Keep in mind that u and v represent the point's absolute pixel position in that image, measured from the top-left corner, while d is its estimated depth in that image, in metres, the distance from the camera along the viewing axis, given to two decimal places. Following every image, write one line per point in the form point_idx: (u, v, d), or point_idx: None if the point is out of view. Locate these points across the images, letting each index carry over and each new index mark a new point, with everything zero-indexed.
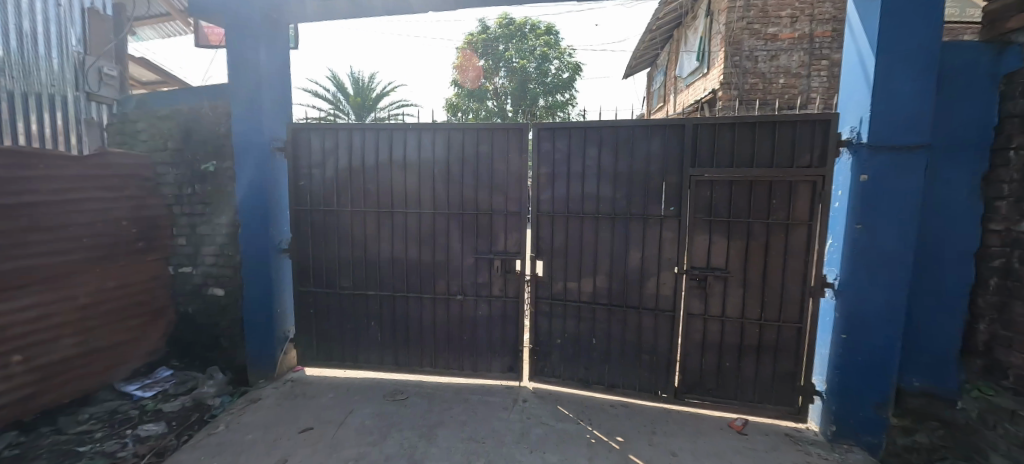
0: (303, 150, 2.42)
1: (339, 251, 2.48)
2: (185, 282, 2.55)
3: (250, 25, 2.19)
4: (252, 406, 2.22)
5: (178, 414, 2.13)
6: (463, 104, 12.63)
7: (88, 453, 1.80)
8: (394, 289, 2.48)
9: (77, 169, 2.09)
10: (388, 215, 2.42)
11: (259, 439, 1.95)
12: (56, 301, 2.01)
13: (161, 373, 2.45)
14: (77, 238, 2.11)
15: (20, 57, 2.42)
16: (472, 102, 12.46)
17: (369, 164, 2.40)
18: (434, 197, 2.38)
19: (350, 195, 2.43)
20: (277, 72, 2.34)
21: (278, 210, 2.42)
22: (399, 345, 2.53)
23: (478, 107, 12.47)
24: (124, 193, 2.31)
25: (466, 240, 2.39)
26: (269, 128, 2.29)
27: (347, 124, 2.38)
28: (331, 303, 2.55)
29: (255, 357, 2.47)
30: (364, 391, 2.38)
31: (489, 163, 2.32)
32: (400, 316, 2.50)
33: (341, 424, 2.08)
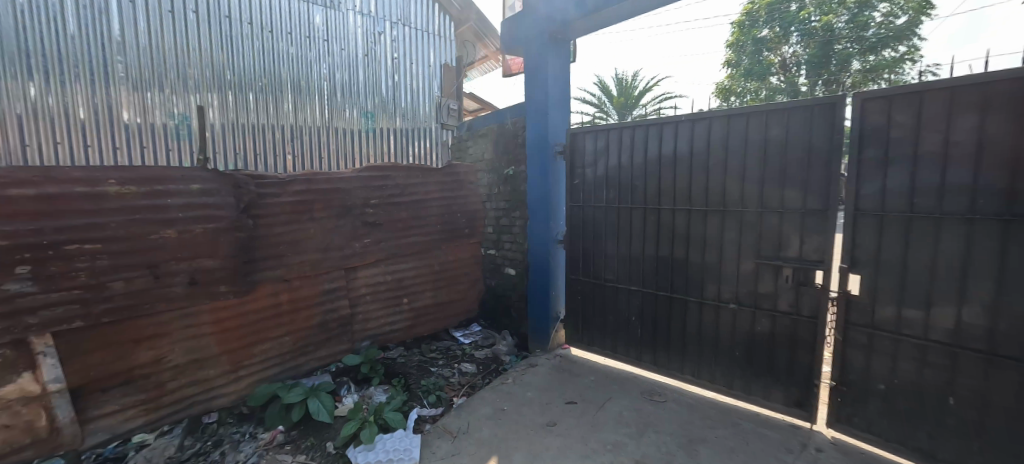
0: (578, 151, 2.71)
1: (606, 245, 2.65)
2: (490, 261, 3.36)
3: (545, 52, 2.68)
4: (530, 369, 2.67)
5: (483, 362, 2.83)
6: (737, 87, 11.29)
7: (438, 372, 2.63)
8: (658, 288, 2.43)
9: (437, 178, 3.06)
10: (654, 212, 2.40)
11: (534, 400, 2.32)
12: (424, 266, 3.04)
13: (474, 328, 3.35)
14: (437, 224, 3.08)
15: (408, 108, 3.88)
16: (749, 81, 11.00)
17: (636, 162, 2.46)
18: (700, 190, 2.21)
19: (617, 191, 2.56)
20: (561, 87, 2.75)
21: (557, 206, 2.82)
22: (662, 347, 2.44)
23: (755, 87, 10.96)
24: (460, 194, 3.20)
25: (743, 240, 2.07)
26: (552, 134, 2.73)
27: (616, 124, 2.51)
28: (596, 292, 2.74)
29: (535, 330, 2.99)
30: (623, 384, 2.43)
31: (779, 148, 1.93)
32: (664, 317, 2.41)
33: (600, 407, 2.20)
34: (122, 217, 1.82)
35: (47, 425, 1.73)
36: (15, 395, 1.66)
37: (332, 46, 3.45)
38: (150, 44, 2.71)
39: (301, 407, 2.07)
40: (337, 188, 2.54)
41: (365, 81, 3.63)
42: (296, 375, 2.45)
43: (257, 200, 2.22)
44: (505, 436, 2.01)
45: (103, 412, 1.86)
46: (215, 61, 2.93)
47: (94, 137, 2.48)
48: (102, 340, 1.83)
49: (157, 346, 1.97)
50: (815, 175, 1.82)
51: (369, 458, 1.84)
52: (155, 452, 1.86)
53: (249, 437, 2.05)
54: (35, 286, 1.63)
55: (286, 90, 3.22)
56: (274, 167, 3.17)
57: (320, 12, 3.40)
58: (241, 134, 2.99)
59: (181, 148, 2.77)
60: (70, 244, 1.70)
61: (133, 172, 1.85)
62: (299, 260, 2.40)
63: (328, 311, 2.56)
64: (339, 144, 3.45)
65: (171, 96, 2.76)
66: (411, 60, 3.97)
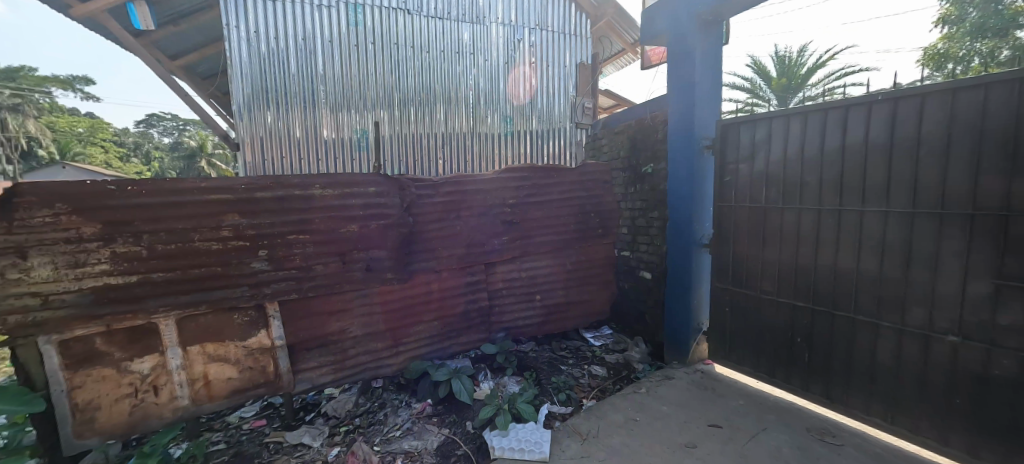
0: (732, 145, 2.48)
1: (764, 251, 2.36)
2: (624, 263, 3.27)
3: (693, 40, 2.53)
4: (666, 382, 2.55)
5: (614, 367, 2.79)
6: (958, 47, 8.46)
7: (568, 371, 2.69)
8: (835, 306, 2.04)
9: (571, 178, 3.08)
10: (831, 213, 2.02)
11: (670, 415, 2.17)
12: (556, 265, 3.12)
13: (604, 331, 3.31)
14: (571, 224, 3.11)
15: (543, 110, 4.32)
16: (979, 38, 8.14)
17: (808, 154, 2.11)
18: (890, 187, 1.80)
19: (781, 188, 2.24)
20: (709, 76, 2.56)
21: (703, 206, 2.62)
22: (839, 378, 2.06)
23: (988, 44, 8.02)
24: (594, 194, 3.18)
25: (922, 243, 1.71)
26: (699, 127, 2.55)
27: (781, 110, 2.21)
28: (750, 305, 2.46)
29: (672, 338, 2.81)
30: (781, 414, 2.14)
31: (958, 129, 1.59)
32: (843, 342, 2.03)
33: (752, 437, 1.94)
34: (323, 213, 2.27)
35: (274, 370, 2.27)
36: (256, 345, 2.23)
37: (478, 58, 4.07)
38: (342, 75, 3.61)
39: (446, 386, 2.31)
40: (481, 188, 2.76)
41: (505, 88, 4.18)
42: (443, 356, 2.77)
43: (417, 201, 2.56)
44: (638, 448, 1.91)
45: (307, 366, 2.36)
46: (387, 84, 3.76)
47: (310, 150, 3.59)
48: (305, 310, 2.32)
49: (342, 318, 2.42)
50: (957, 160, 1.59)
51: (503, 443, 1.93)
52: (338, 406, 2.35)
53: (406, 405, 2.37)
54: (269, 265, 2.17)
55: (438, 103, 3.93)
56: (430, 170, 3.98)
57: (468, 29, 4.02)
58: (405, 143, 3.85)
59: (364, 157, 3.76)
60: (290, 234, 2.19)
61: (329, 178, 2.27)
62: (449, 253, 2.70)
63: (471, 301, 2.83)
64: (481, 146, 4.12)
65: (356, 115, 3.69)
66: (547, 63, 4.35)
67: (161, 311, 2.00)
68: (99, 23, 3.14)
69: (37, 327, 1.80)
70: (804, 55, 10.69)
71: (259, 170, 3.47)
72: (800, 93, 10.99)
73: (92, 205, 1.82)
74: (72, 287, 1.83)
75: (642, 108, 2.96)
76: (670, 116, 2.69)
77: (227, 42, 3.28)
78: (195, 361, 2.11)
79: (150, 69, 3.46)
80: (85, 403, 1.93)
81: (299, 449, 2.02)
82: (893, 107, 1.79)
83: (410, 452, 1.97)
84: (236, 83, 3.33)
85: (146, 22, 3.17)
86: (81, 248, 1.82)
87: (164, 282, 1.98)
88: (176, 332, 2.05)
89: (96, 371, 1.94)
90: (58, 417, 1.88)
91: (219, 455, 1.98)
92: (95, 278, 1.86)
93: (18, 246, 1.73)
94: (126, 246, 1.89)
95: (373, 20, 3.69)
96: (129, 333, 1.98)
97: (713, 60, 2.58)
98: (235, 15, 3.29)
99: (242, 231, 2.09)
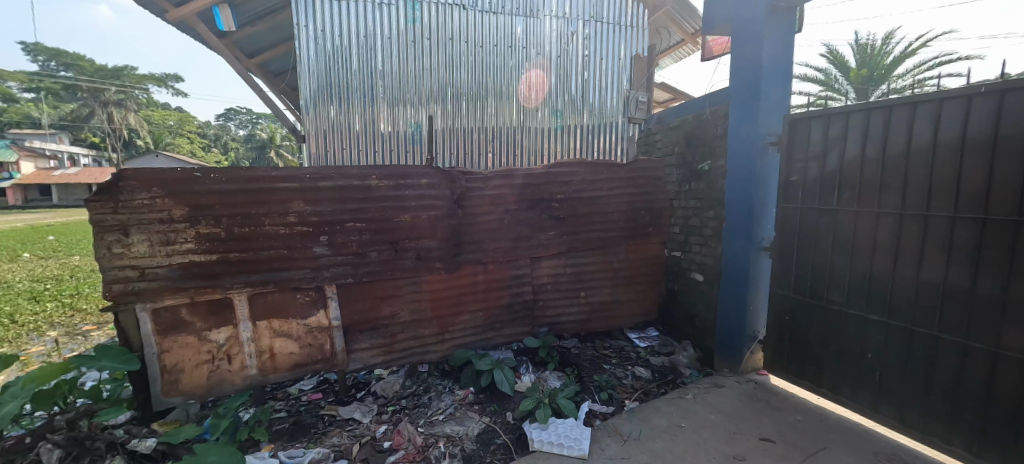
0: (801, 142, 2.31)
1: (833, 258, 2.17)
2: (674, 264, 3.15)
3: (761, 26, 2.36)
4: (716, 389, 2.44)
5: (659, 370, 2.72)
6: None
7: (611, 370, 2.65)
8: (915, 323, 1.84)
9: (621, 174, 3.00)
10: (915, 219, 1.80)
11: (718, 424, 2.07)
12: (602, 263, 3.07)
13: (650, 332, 3.23)
14: (619, 221, 3.04)
15: (595, 105, 4.24)
16: None
17: (891, 152, 1.89)
18: (989, 192, 1.56)
19: (857, 189, 2.04)
20: (778, 65, 2.39)
21: (764, 208, 2.46)
22: (916, 402, 1.86)
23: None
24: (645, 191, 3.08)
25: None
26: (764, 122, 2.39)
27: (861, 104, 2.00)
28: (813, 315, 2.29)
29: (724, 345, 2.69)
30: (844, 434, 1.98)
31: None
32: (922, 363, 1.82)
33: (809, 455, 1.82)
34: (379, 203, 2.38)
35: (330, 348, 2.43)
36: (316, 324, 2.39)
37: (530, 52, 4.06)
38: (399, 71, 3.76)
39: (488, 376, 2.36)
40: (530, 183, 2.76)
41: (557, 82, 4.14)
42: (486, 346, 2.82)
43: (467, 193, 2.61)
44: (681, 454, 1.84)
45: (360, 347, 2.50)
46: (440, 78, 3.86)
47: (368, 143, 3.77)
48: (360, 294, 2.45)
49: (393, 303, 2.54)
50: None
51: (542, 436, 1.94)
52: (387, 386, 2.48)
53: (449, 391, 2.45)
54: (329, 250, 2.32)
55: (489, 97, 3.98)
56: (480, 164, 4.05)
57: (522, 23, 4.02)
58: (456, 136, 3.94)
59: (417, 150, 3.89)
60: (348, 221, 2.32)
61: (385, 170, 2.37)
62: (495, 246, 2.74)
63: (515, 294, 2.86)
64: (530, 141, 4.13)
65: (410, 110, 3.82)
66: (600, 56, 4.26)
67: (235, 288, 2.19)
68: (189, 25, 3.46)
69: (135, 295, 2.04)
70: (890, 43, 9.62)
71: (322, 161, 3.70)
72: (882, 85, 9.93)
73: (183, 189, 2.03)
74: (164, 262, 2.06)
75: (700, 101, 2.82)
76: (732, 110, 2.54)
77: (297, 40, 3.51)
78: (262, 334, 2.31)
79: (229, 66, 3.76)
80: (172, 365, 2.17)
81: (350, 423, 2.16)
82: (998, 100, 1.53)
83: (452, 436, 2.03)
84: (304, 79, 3.56)
85: (228, 24, 3.45)
86: (171, 228, 2.04)
87: (238, 262, 2.17)
88: (248, 307, 2.25)
89: (181, 338, 2.17)
90: (150, 376, 2.14)
91: (281, 422, 2.15)
92: (182, 256, 2.08)
93: (122, 224, 1.97)
94: (208, 228, 2.09)
95: (429, 17, 3.79)
96: (208, 305, 2.20)
97: (784, 48, 2.40)
98: (305, 15, 3.51)
99: (306, 217, 2.24)
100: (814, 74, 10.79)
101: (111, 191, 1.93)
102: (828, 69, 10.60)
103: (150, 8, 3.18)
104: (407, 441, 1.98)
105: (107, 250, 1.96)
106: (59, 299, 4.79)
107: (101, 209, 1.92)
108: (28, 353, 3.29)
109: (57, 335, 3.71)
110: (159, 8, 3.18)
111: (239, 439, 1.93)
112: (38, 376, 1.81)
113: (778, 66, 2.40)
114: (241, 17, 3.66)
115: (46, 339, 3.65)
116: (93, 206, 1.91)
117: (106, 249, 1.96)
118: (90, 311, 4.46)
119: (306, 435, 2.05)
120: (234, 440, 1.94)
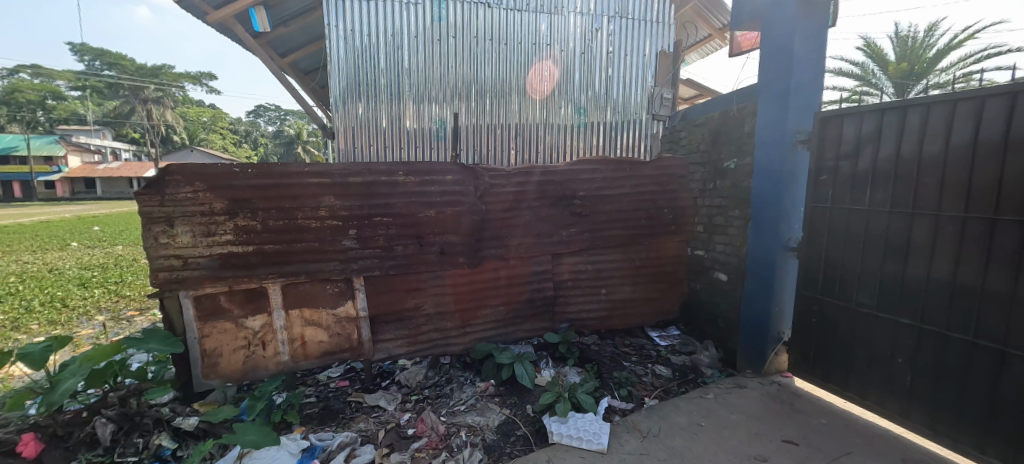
0: (832, 140, 2.25)
1: (863, 260, 2.12)
2: (697, 263, 3.12)
3: (794, 21, 2.30)
4: (738, 390, 2.42)
5: (680, 369, 2.71)
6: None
7: (631, 368, 2.67)
8: (950, 328, 1.78)
9: (645, 171, 2.98)
10: (952, 221, 1.74)
11: (739, 424, 2.07)
12: (624, 260, 3.07)
13: (671, 331, 3.22)
14: (641, 218, 3.03)
15: (619, 101, 4.22)
16: None
17: (927, 152, 1.83)
18: None
19: (891, 189, 1.98)
20: (810, 61, 2.33)
21: (792, 208, 2.41)
22: (948, 408, 1.81)
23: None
24: (668, 189, 3.06)
25: None
26: (794, 120, 2.34)
27: (897, 101, 1.94)
28: (842, 317, 2.24)
29: (747, 346, 2.66)
30: (869, 438, 1.95)
31: None
32: (955, 369, 1.77)
33: (834, 459, 1.79)
34: (405, 198, 2.45)
35: (357, 338, 2.54)
36: (344, 314, 2.49)
37: (554, 49, 4.07)
38: (424, 69, 3.83)
39: (509, 369, 2.40)
40: (552, 179, 2.79)
41: (580, 79, 4.13)
42: (506, 340, 2.88)
43: (490, 190, 2.65)
44: (701, 452, 1.85)
45: (385, 337, 2.60)
46: (464, 76, 3.91)
47: (393, 139, 3.86)
48: (386, 286, 2.54)
49: (417, 296, 2.62)
50: None
51: (561, 430, 1.97)
52: (411, 376, 2.56)
53: (471, 382, 2.52)
54: (357, 244, 2.41)
55: (512, 94, 4.01)
56: (502, 160, 4.09)
57: (546, 20, 4.02)
58: (479, 133, 3.98)
59: (441, 146, 3.96)
60: (375, 216, 2.40)
61: (411, 166, 2.44)
62: (518, 242, 2.78)
63: (536, 289, 2.90)
64: (553, 138, 4.14)
65: (433, 106, 3.89)
66: (625, 52, 4.22)
67: (269, 278, 2.31)
68: (227, 27, 3.60)
69: (178, 283, 2.17)
70: (932, 35, 9.14)
71: (350, 157, 3.81)
72: (923, 80, 9.46)
73: (222, 184, 2.14)
74: (205, 252, 2.18)
75: (727, 98, 2.78)
76: (760, 108, 2.49)
77: (327, 39, 3.62)
78: (294, 323, 2.42)
79: (264, 66, 3.91)
80: (212, 349, 2.31)
81: (375, 410, 2.25)
82: None
83: (473, 426, 2.09)
84: (334, 77, 3.67)
85: (264, 25, 3.58)
86: (212, 220, 2.15)
87: (273, 253, 2.27)
88: (281, 296, 2.36)
89: (220, 324, 2.30)
90: (192, 359, 2.28)
91: (312, 406, 2.26)
92: (221, 247, 2.19)
93: (167, 216, 2.09)
94: (246, 220, 2.20)
95: (455, 15, 3.84)
96: (245, 294, 2.32)
97: (816, 44, 2.33)
98: (335, 15, 3.60)
99: (336, 212, 2.33)
100: (849, 68, 10.37)
101: (158, 185, 2.06)
102: (864, 63, 10.16)
103: (192, 11, 3.33)
104: (430, 429, 2.05)
105: (154, 240, 2.09)
106: (105, 286, 5.11)
107: (148, 202, 2.05)
108: (80, 336, 3.53)
109: (104, 319, 3.96)
110: (200, 10, 3.33)
111: (274, 421, 2.03)
112: (93, 355, 1.91)
113: (810, 62, 2.33)
114: (275, 17, 3.78)
115: (95, 323, 3.90)
116: (141, 198, 2.04)
117: (153, 239, 2.09)
118: (133, 298, 4.73)
119: (335, 420, 2.15)
120: (269, 422, 2.05)
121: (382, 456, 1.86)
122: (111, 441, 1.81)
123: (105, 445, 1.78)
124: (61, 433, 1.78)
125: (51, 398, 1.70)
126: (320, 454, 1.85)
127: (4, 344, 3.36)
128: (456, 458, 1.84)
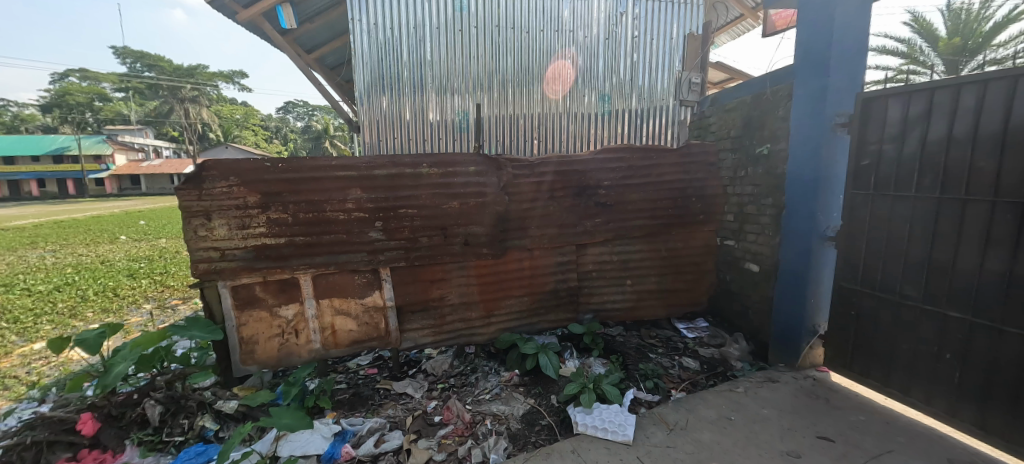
0: (876, 120, 2.12)
1: (908, 249, 2.00)
2: (727, 253, 3.03)
3: None
4: (769, 384, 2.35)
5: (709, 362, 2.66)
6: None
7: (657, 360, 2.65)
8: (1004, 322, 1.66)
9: (671, 159, 2.90)
10: (1010, 207, 1.61)
11: (770, 419, 2.00)
12: (650, 251, 3.02)
13: (698, 323, 3.17)
14: (668, 208, 2.95)
15: (644, 88, 4.11)
16: None
17: (984, 133, 1.69)
18: None
19: (941, 175, 1.85)
20: (852, 37, 2.18)
21: (830, 194, 2.29)
22: (1001, 407, 1.69)
23: None
24: (695, 177, 2.97)
25: None
26: (832, 102, 2.21)
27: (950, 78, 1.79)
28: (884, 310, 2.13)
29: (779, 338, 2.58)
30: (913, 437, 1.85)
31: None
32: (1011, 366, 1.64)
33: (873, 457, 1.72)
34: (430, 190, 2.47)
35: (384, 327, 2.60)
36: (372, 304, 2.56)
37: (577, 36, 3.98)
38: (446, 60, 3.84)
39: (534, 359, 2.41)
40: (575, 169, 2.75)
41: (605, 65, 4.04)
42: (531, 330, 2.90)
43: (513, 180, 2.64)
44: (730, 447, 1.81)
45: (411, 326, 2.66)
46: (487, 67, 3.89)
47: (415, 131, 3.90)
48: (412, 277, 2.59)
49: (442, 287, 2.66)
50: None
51: (586, 420, 1.96)
52: (437, 364, 2.63)
53: (496, 372, 2.55)
54: (383, 235, 2.45)
55: (534, 83, 3.98)
56: (525, 150, 4.07)
57: (569, 6, 3.92)
58: (503, 124, 3.98)
59: (464, 138, 3.98)
60: (401, 208, 2.44)
61: (434, 158, 2.46)
62: (542, 233, 2.77)
63: (560, 281, 2.88)
64: (576, 126, 4.08)
65: (454, 97, 3.89)
66: (652, 36, 4.09)
67: (301, 269, 2.38)
68: (256, 25, 3.69)
69: (217, 273, 2.27)
70: (989, 7, 8.36)
71: (376, 148, 3.90)
72: (977, 57, 8.74)
73: (254, 178, 2.21)
74: (241, 244, 2.26)
75: (759, 80, 2.66)
76: (796, 90, 2.36)
77: (352, 34, 3.69)
78: (325, 312, 2.50)
79: (292, 63, 3.99)
80: (250, 337, 2.41)
81: (403, 397, 2.32)
82: None
83: (498, 414, 2.11)
84: (359, 72, 3.75)
85: (290, 21, 3.62)
86: (246, 214, 2.23)
87: (304, 245, 2.34)
88: (312, 286, 2.44)
89: (256, 313, 2.40)
90: (231, 346, 2.39)
91: (343, 392, 2.35)
92: (255, 239, 2.27)
93: (206, 210, 2.19)
94: (278, 213, 2.27)
95: (477, 5, 3.81)
96: (278, 284, 2.41)
97: (859, 16, 2.16)
98: (359, 10, 3.65)
99: (363, 204, 2.38)
100: (894, 46, 9.68)
101: (196, 180, 2.15)
102: (910, 40, 9.51)
103: (223, 11, 3.43)
104: (456, 417, 2.08)
105: (194, 233, 2.19)
106: (151, 277, 5.44)
107: (187, 197, 2.14)
108: (131, 323, 3.80)
109: (151, 308, 4.24)
110: (231, 10, 3.43)
111: (308, 405, 2.13)
112: (141, 342, 2.00)
113: (853, 39, 2.18)
114: (301, 14, 3.85)
115: (143, 311, 4.17)
116: (181, 194, 2.14)
117: (193, 233, 2.19)
118: (176, 287, 5.04)
119: (364, 406, 2.23)
120: (303, 406, 2.14)
121: (410, 441, 1.90)
122: (160, 422, 1.93)
123: (154, 425, 1.90)
124: (114, 413, 1.91)
125: (105, 381, 1.83)
126: (351, 438, 1.92)
127: (65, 330, 3.64)
128: (482, 446, 1.87)
